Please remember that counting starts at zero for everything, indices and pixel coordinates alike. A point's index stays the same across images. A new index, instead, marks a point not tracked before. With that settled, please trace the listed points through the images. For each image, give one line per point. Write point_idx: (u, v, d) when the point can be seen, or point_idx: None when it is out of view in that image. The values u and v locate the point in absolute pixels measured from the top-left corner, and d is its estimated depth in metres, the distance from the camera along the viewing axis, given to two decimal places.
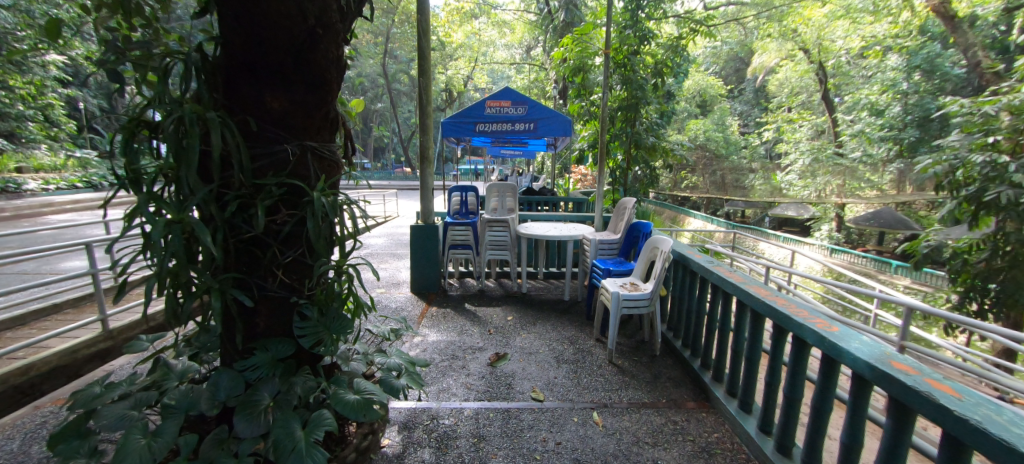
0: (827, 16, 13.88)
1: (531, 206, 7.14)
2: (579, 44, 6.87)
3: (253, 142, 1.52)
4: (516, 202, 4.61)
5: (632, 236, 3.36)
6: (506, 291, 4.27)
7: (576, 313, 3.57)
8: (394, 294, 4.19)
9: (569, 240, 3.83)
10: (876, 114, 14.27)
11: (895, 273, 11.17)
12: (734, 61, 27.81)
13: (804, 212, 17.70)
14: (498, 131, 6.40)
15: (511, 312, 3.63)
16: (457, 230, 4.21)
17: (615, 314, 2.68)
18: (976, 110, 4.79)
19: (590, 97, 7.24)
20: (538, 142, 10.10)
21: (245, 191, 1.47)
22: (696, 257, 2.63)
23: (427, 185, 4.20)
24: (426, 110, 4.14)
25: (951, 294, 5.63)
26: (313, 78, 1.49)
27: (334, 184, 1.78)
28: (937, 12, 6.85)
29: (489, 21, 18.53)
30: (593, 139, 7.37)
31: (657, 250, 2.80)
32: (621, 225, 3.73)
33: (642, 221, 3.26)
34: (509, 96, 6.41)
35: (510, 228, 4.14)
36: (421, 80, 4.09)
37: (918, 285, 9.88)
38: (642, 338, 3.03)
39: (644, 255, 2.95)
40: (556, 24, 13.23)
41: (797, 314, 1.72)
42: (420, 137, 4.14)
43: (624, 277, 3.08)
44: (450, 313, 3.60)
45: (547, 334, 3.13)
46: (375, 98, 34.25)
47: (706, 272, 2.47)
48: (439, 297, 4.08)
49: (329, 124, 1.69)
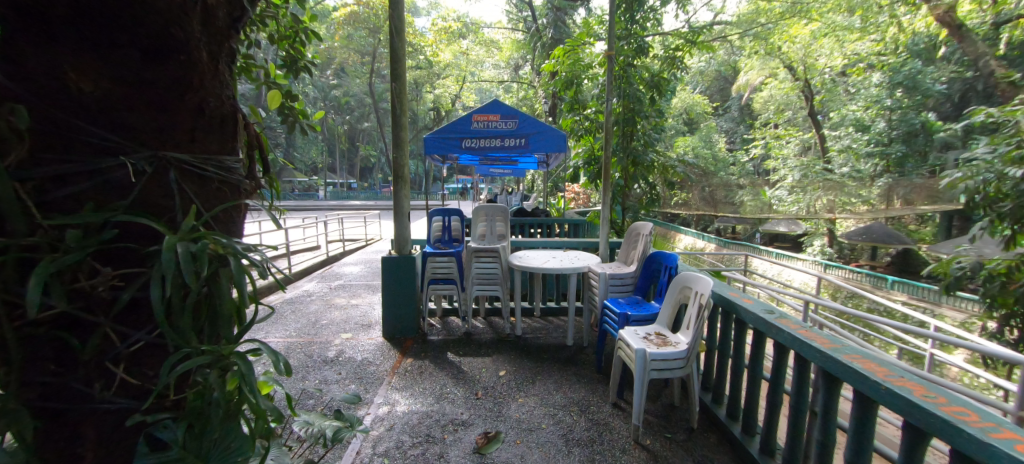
0: (812, 35, 14.01)
1: (523, 229, 6.50)
2: (571, 57, 6.51)
3: (53, 150, 0.86)
4: (507, 226, 3.95)
5: (651, 268, 2.75)
6: (497, 333, 3.58)
7: (584, 363, 2.92)
8: (361, 340, 3.46)
9: (573, 274, 3.21)
10: (862, 129, 14.80)
11: (893, 290, 10.85)
12: (720, 81, 28.46)
13: (796, 228, 17.46)
14: (485, 147, 5.85)
15: (504, 364, 2.94)
16: (437, 262, 3.55)
17: (640, 379, 2.02)
18: (1005, 119, 4.08)
19: (584, 111, 6.71)
20: (528, 160, 9.63)
21: (30, 241, 0.81)
22: (745, 304, 2.01)
23: (401, 208, 3.55)
24: (398, 121, 3.48)
25: (987, 321, 5.07)
26: (150, 38, 0.89)
27: (226, 219, 1.16)
28: (940, 21, 6.60)
29: (477, 41, 18.39)
30: (588, 157, 6.75)
31: (690, 291, 2.21)
32: (633, 254, 3.10)
33: (664, 252, 2.66)
34: (497, 109, 5.85)
35: (501, 258, 3.51)
36: (393, 85, 3.46)
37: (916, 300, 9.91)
38: (671, 403, 2.38)
39: (671, 296, 2.35)
40: (545, 42, 13.03)
41: (956, 416, 1.08)
42: (393, 152, 3.52)
43: (646, 324, 2.43)
44: (429, 368, 2.91)
45: (550, 399, 2.46)
46: (361, 117, 33.78)
47: (767, 328, 1.83)
48: (416, 344, 3.38)
49: (212, 127, 1.09)
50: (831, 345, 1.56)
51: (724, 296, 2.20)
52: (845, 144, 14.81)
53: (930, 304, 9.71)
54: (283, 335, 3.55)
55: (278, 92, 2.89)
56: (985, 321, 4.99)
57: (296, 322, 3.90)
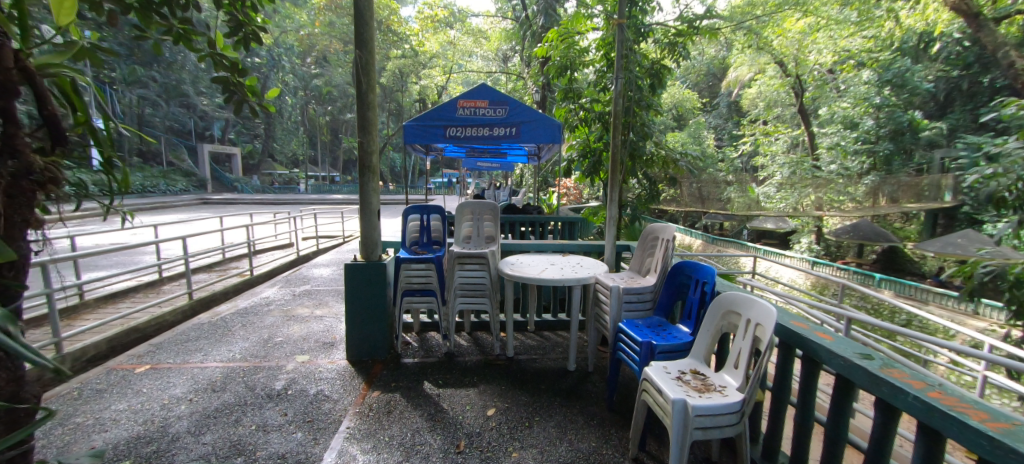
0: (805, 29, 13.72)
1: (513, 227, 5.90)
2: (565, 40, 5.95)
3: None
4: (495, 227, 3.37)
5: (677, 283, 2.22)
6: (484, 354, 3.03)
7: (591, 397, 2.38)
8: (321, 364, 2.87)
9: (578, 286, 2.66)
10: (851, 128, 14.41)
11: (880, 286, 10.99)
12: (709, 77, 28.40)
13: (783, 224, 16.82)
14: (471, 137, 5.27)
15: (492, 398, 2.40)
16: (412, 269, 2.96)
17: (677, 438, 1.49)
18: None
19: (579, 99, 5.98)
20: (517, 153, 9.07)
21: None
22: (827, 345, 1.45)
23: (367, 204, 2.93)
24: (365, 100, 2.86)
25: (1011, 330, 4.71)
26: None
27: None
28: (959, 9, 6.24)
29: (464, 30, 17.67)
30: (583, 150, 6.01)
31: (739, 317, 1.69)
32: (650, 262, 2.57)
33: (695, 261, 2.12)
34: (486, 95, 5.25)
35: (489, 266, 2.96)
36: (358, 53, 2.82)
37: (905, 298, 10.11)
38: (706, 457, 1.88)
39: (711, 322, 1.83)
40: (535, 30, 12.39)
41: None
42: (359, 136, 2.90)
43: (675, 356, 1.91)
44: (401, 404, 2.33)
45: (554, 451, 1.92)
46: (344, 109, 32.58)
47: (868, 381, 1.27)
48: (386, 369, 2.80)
49: None
50: (997, 424, 0.98)
51: (794, 328, 1.63)
52: (834, 141, 14.48)
53: (916, 302, 9.91)
54: (225, 359, 2.92)
55: (224, 64, 2.34)
56: (1009, 329, 4.61)
57: (246, 339, 3.26)
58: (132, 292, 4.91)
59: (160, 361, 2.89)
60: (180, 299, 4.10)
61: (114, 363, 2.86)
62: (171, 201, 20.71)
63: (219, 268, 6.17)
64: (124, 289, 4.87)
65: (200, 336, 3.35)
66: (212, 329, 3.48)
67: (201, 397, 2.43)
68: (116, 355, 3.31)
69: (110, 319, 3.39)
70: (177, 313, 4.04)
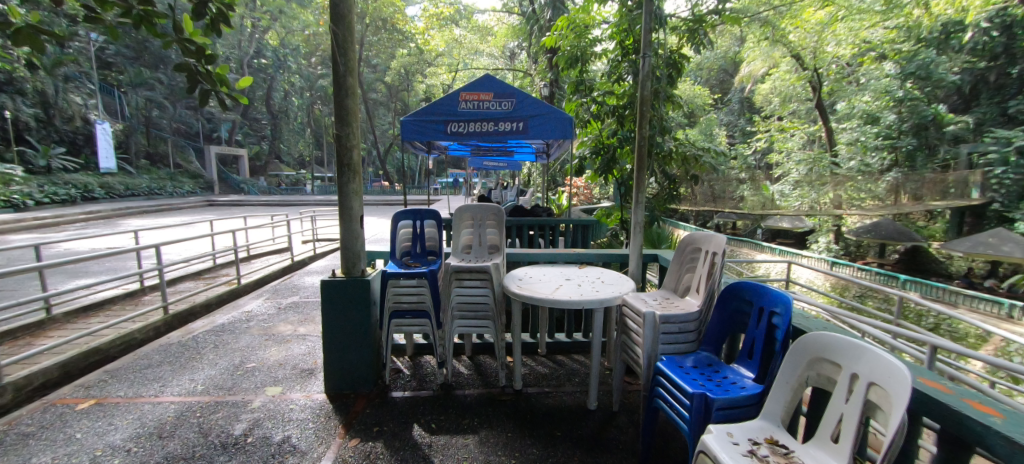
0: (825, 19, 13.02)
1: (520, 231, 5.42)
2: (575, 28, 5.45)
3: None
4: (499, 234, 2.90)
5: (731, 311, 1.74)
6: (486, 384, 2.57)
7: (621, 451, 1.90)
8: (294, 398, 2.43)
9: (601, 308, 2.17)
10: (871, 122, 12.99)
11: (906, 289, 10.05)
12: (720, 73, 27.65)
13: (800, 224, 16.22)
14: (475, 133, 4.78)
15: (497, 448, 1.94)
16: (401, 284, 2.50)
17: None
18: None
19: (592, 93, 5.44)
20: (523, 150, 8.62)
21: None
22: (1003, 428, 0.94)
23: (347, 208, 2.48)
24: (342, 84, 2.41)
25: None
26: None
27: None
28: None
29: (468, 27, 17.16)
30: (596, 146, 5.40)
31: (843, 371, 1.19)
32: (695, 282, 2.08)
33: (759, 283, 1.63)
34: (490, 86, 4.77)
35: (491, 282, 2.49)
36: (334, 29, 2.37)
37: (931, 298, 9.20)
38: None
39: (797, 372, 1.34)
40: (541, 23, 11.86)
41: None
42: (337, 128, 2.46)
43: (744, 415, 1.41)
44: (383, 460, 1.87)
45: None
46: None
47: None
48: (370, 405, 2.36)
49: None
50: None
51: (931, 392, 1.13)
52: (853, 137, 13.35)
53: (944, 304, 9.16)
54: (184, 392, 2.50)
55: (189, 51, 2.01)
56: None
57: (214, 365, 2.84)
58: (109, 304, 4.54)
59: (106, 395, 2.48)
60: (153, 314, 3.74)
61: (57, 397, 2.46)
62: (178, 203, 20.58)
63: (208, 276, 5.82)
64: (99, 301, 4.51)
65: (163, 361, 2.93)
66: (178, 352, 3.06)
67: (142, 446, 1.98)
68: (71, 381, 2.89)
69: (66, 339, 2.98)
70: (148, 330, 3.64)
